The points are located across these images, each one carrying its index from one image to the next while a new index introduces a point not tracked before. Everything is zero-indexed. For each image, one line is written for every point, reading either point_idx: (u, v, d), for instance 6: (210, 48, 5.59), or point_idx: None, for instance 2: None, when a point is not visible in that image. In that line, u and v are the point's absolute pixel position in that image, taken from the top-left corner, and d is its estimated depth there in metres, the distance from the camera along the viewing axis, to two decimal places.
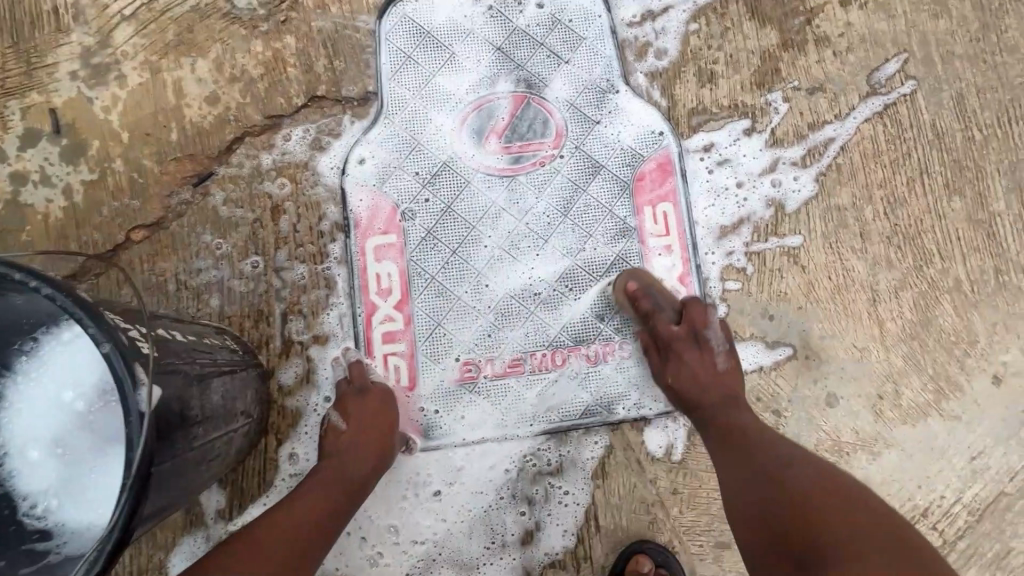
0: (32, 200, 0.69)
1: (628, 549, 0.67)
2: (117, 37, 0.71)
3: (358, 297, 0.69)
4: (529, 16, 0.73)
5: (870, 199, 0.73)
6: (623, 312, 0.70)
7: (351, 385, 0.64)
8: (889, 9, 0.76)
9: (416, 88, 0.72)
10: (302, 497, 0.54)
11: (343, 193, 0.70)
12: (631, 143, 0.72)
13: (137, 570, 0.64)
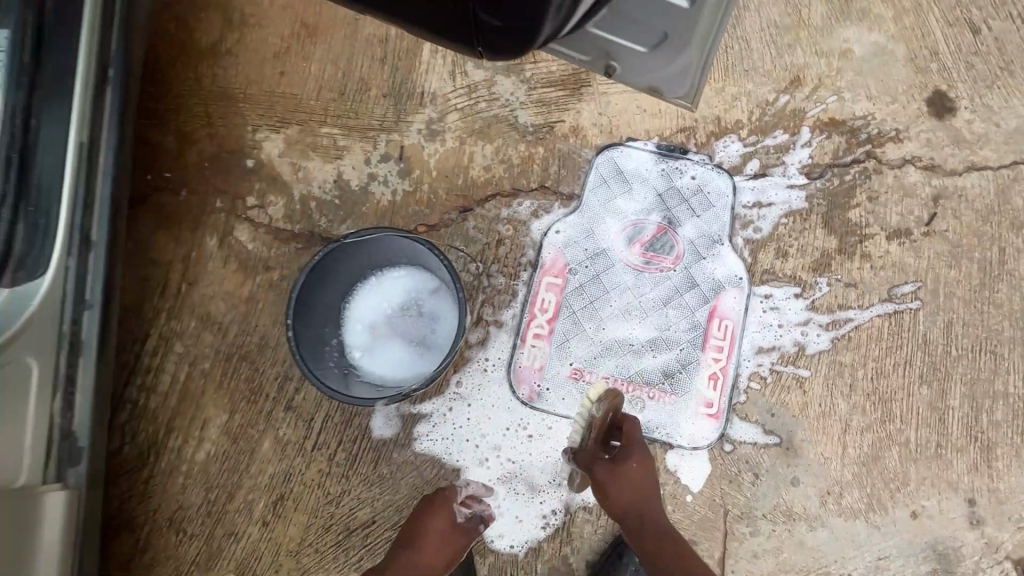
0: (374, 191, 1.21)
1: None
2: (449, 118, 1.23)
3: (527, 307, 1.14)
4: (684, 182, 1.18)
5: (864, 367, 1.10)
6: (679, 376, 1.10)
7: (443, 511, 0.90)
8: (919, 251, 1.14)
9: (603, 201, 1.18)
10: None
11: (540, 246, 1.17)
12: (721, 277, 1.14)
13: (356, 411, 1.10)
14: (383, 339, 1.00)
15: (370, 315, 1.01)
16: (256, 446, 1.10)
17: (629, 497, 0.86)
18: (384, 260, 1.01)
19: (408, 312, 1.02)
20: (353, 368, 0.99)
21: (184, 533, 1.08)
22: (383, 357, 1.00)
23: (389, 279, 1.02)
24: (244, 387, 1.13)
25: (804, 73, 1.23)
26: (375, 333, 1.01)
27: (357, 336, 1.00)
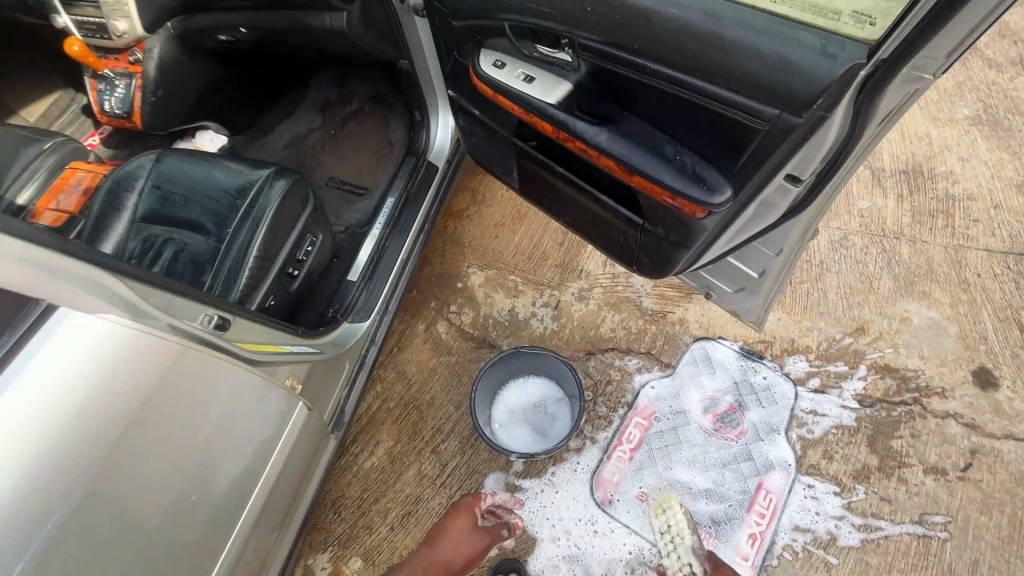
0: (533, 323, 1.76)
1: None
2: (595, 289, 1.80)
3: (618, 434, 1.54)
4: (756, 378, 1.58)
5: (889, 573, 1.30)
6: (725, 526, 1.39)
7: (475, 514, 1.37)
8: (953, 491, 1.37)
9: (692, 375, 1.60)
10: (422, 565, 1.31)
11: (637, 393, 1.59)
12: (774, 459, 1.45)
13: (477, 469, 1.53)
14: (519, 421, 1.46)
15: (514, 402, 1.49)
16: (404, 470, 1.56)
17: None
18: (535, 369, 1.49)
19: (540, 409, 1.47)
20: (495, 435, 1.45)
21: (338, 514, 1.51)
22: (515, 433, 1.45)
23: (532, 382, 1.51)
24: (410, 427, 1.62)
25: (868, 325, 1.63)
26: (514, 415, 1.47)
27: (503, 413, 1.48)
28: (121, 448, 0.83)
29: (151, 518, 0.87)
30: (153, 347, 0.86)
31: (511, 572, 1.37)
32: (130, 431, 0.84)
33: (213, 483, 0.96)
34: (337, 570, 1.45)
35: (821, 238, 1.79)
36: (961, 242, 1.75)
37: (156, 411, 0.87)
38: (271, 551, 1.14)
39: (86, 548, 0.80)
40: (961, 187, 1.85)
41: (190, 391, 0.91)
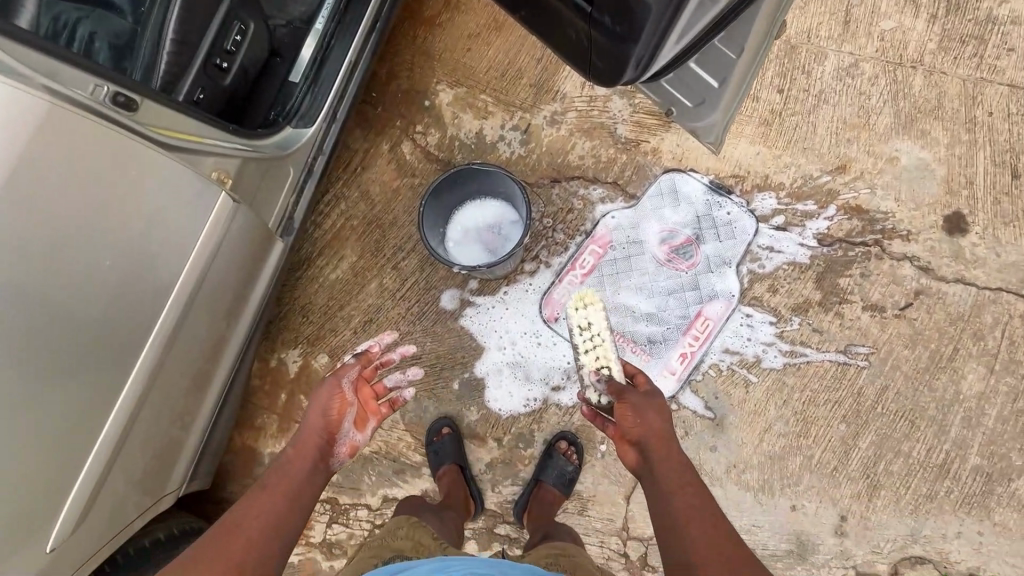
0: (500, 147, 1.69)
1: (568, 431, 1.45)
2: (569, 113, 1.68)
3: (571, 260, 1.56)
4: (720, 214, 1.54)
5: (801, 391, 1.40)
6: (660, 346, 1.48)
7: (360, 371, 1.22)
8: (884, 327, 1.42)
9: (655, 208, 1.57)
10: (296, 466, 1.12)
11: (597, 222, 1.58)
12: (719, 289, 1.49)
13: (434, 285, 1.60)
14: (471, 240, 1.48)
15: (468, 222, 1.49)
16: (366, 283, 1.64)
17: (651, 426, 1.14)
18: (494, 190, 1.47)
19: (493, 230, 1.48)
20: (445, 250, 1.48)
21: (306, 317, 1.63)
22: (468, 251, 1.48)
23: (489, 204, 1.49)
24: (372, 244, 1.66)
25: (850, 164, 1.53)
26: (467, 233, 1.49)
27: (456, 231, 1.49)
28: (22, 214, 0.86)
29: (77, 288, 0.92)
30: (31, 115, 0.86)
31: (443, 427, 1.48)
32: (50, 203, 0.88)
33: (141, 267, 0.99)
34: (306, 363, 1.60)
35: (828, 64, 1.59)
36: (985, 75, 1.55)
37: (53, 184, 0.88)
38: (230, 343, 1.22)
39: (13, 304, 0.87)
40: (1010, 6, 1.57)
41: (91, 167, 0.92)
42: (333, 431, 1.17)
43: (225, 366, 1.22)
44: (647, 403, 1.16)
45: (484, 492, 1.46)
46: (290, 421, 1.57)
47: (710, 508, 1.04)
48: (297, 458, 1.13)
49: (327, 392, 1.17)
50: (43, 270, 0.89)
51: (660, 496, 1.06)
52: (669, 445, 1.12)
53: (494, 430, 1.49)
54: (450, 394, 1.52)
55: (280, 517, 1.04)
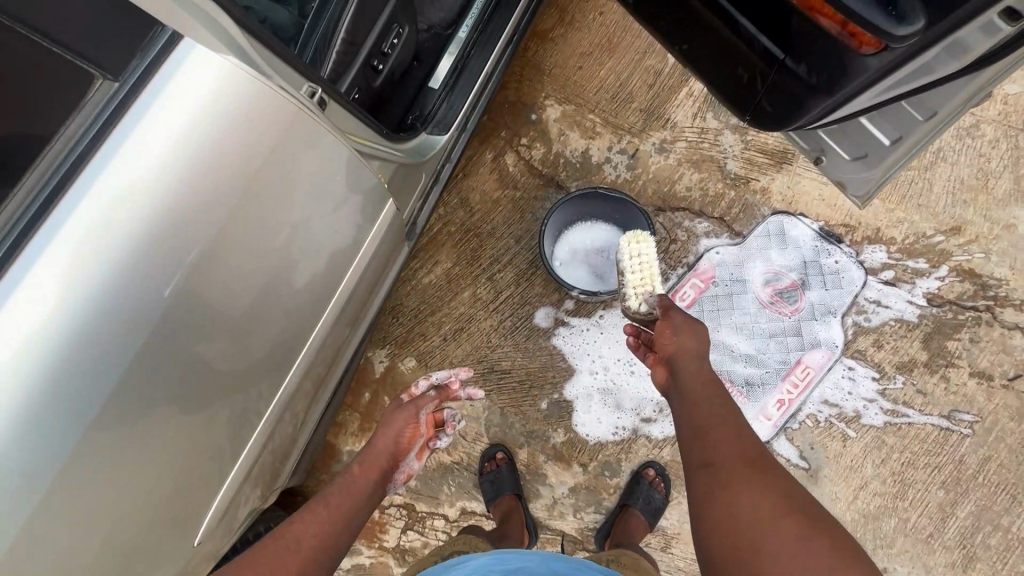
0: (606, 169, 1.68)
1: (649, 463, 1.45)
2: (678, 142, 1.67)
3: (671, 292, 1.55)
4: (828, 261, 1.52)
5: (901, 452, 1.38)
6: (757, 389, 1.46)
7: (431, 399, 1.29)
8: (991, 397, 1.39)
9: (761, 247, 1.55)
10: (355, 487, 1.14)
11: (700, 256, 1.57)
12: (822, 339, 1.47)
13: (529, 301, 1.59)
14: (579, 262, 1.48)
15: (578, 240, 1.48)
16: (460, 291, 1.63)
17: (694, 345, 1.00)
18: (610, 215, 1.47)
19: (602, 254, 1.48)
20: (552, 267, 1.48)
21: (396, 319, 1.63)
22: (576, 273, 1.47)
23: (600, 228, 1.49)
24: (469, 253, 1.66)
25: (966, 226, 1.51)
26: (575, 252, 1.48)
27: (566, 247, 1.48)
28: (224, 211, 0.82)
29: (248, 289, 0.91)
30: (253, 118, 0.80)
31: (497, 454, 1.48)
32: (246, 202, 0.84)
33: (305, 266, 1.00)
34: (393, 364, 1.60)
35: None
36: None
37: (256, 185, 0.84)
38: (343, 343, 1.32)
39: (196, 301, 0.84)
40: None
41: (287, 171, 0.88)
42: (399, 456, 1.23)
43: (340, 363, 1.38)
44: (688, 324, 1.03)
45: (565, 516, 1.45)
46: (371, 421, 1.57)
47: (757, 453, 0.86)
48: (361, 476, 1.16)
49: (402, 420, 1.23)
50: (234, 274, 0.87)
51: (689, 419, 0.93)
52: (704, 370, 0.97)
53: (580, 455, 1.47)
54: (538, 413, 1.51)
55: (337, 528, 1.06)
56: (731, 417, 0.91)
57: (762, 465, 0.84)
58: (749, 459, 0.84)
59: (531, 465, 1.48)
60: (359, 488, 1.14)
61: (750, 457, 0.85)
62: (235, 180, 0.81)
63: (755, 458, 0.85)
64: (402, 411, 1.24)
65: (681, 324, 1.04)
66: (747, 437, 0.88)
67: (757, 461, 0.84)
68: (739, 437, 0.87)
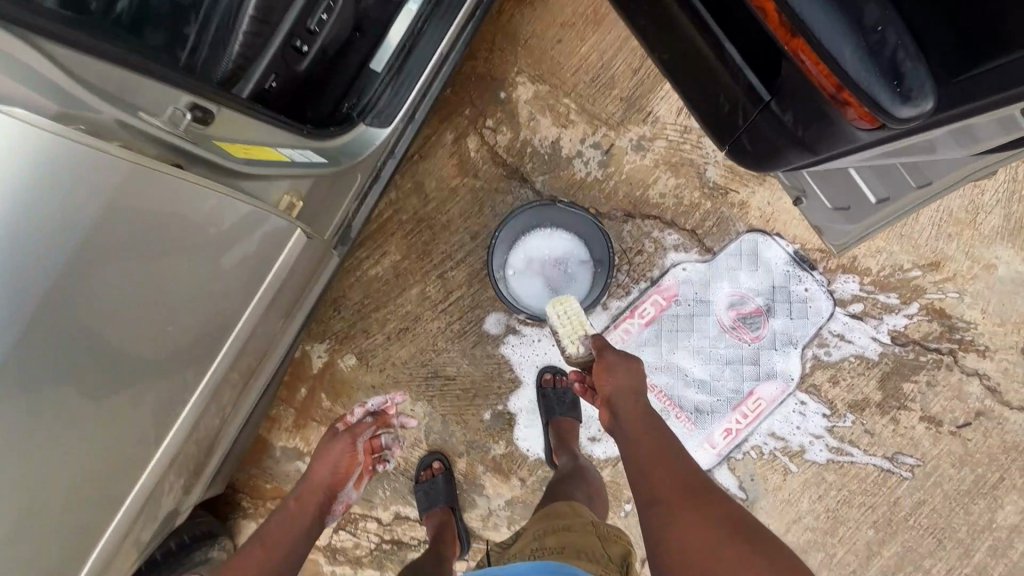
0: (576, 164, 1.52)
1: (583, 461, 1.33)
2: (657, 141, 1.52)
3: (630, 307, 1.46)
4: (797, 288, 1.44)
5: (838, 490, 1.37)
6: (706, 416, 1.42)
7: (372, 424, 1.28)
8: (937, 443, 1.37)
9: (730, 268, 1.46)
10: (293, 521, 1.14)
11: (665, 271, 1.47)
12: (778, 369, 1.42)
13: (480, 305, 1.49)
14: (532, 273, 1.38)
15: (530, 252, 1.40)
16: (407, 287, 1.51)
17: (629, 380, 1.03)
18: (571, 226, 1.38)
19: (557, 266, 1.38)
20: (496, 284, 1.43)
21: (338, 312, 1.52)
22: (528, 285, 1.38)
23: (557, 237, 1.38)
24: (420, 246, 1.53)
25: (946, 262, 1.42)
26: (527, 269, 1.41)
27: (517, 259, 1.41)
28: (89, 259, 0.74)
29: (134, 335, 0.83)
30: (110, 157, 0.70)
31: (433, 462, 1.44)
32: (118, 247, 0.76)
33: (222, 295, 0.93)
34: (332, 360, 1.51)
35: None
36: None
37: (128, 228, 0.76)
38: (274, 333, 1.25)
39: (67, 354, 0.77)
40: None
41: (168, 209, 0.78)
42: (337, 487, 1.22)
43: (274, 356, 1.32)
44: (621, 359, 1.06)
45: (499, 527, 1.43)
46: (306, 417, 1.50)
47: (702, 481, 0.89)
48: (299, 510, 1.16)
49: (339, 449, 1.22)
50: (119, 319, 0.80)
51: (638, 458, 0.93)
52: (641, 403, 1.00)
53: (518, 469, 1.44)
54: (480, 423, 1.46)
55: (271, 563, 1.06)
56: (668, 445, 0.95)
57: (710, 492, 0.87)
58: (703, 488, 0.87)
59: (469, 475, 1.45)
60: (300, 526, 1.14)
61: (700, 486, 0.87)
62: (99, 224, 0.73)
63: (706, 488, 0.87)
64: (338, 441, 1.22)
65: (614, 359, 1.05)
66: (689, 466, 0.91)
67: (711, 490, 0.87)
68: (684, 466, 0.91)
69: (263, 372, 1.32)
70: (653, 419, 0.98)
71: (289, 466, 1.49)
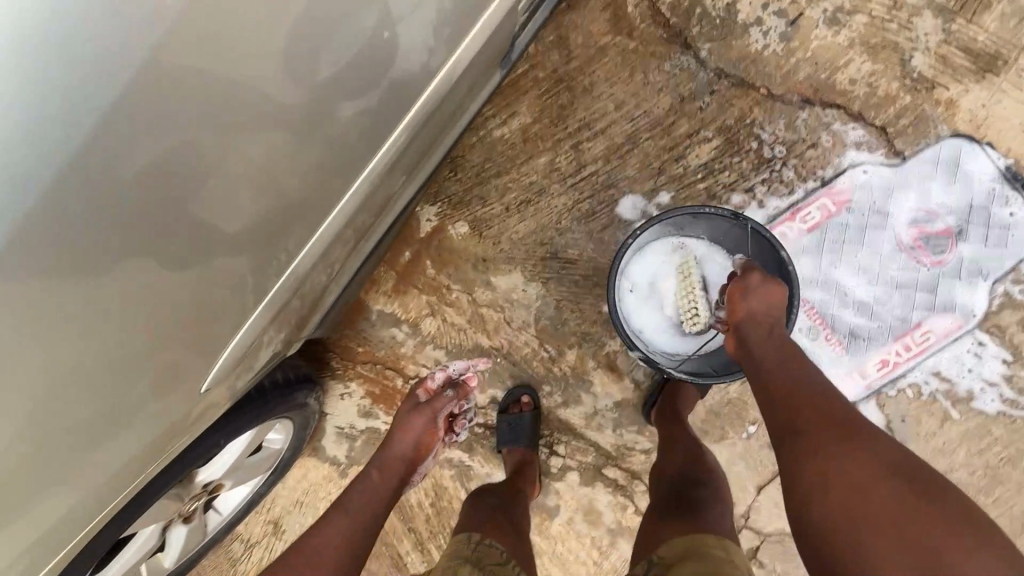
0: (751, 34, 1.29)
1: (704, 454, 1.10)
2: (857, 15, 1.26)
3: (792, 207, 1.26)
4: (999, 212, 1.21)
5: (1004, 446, 1.19)
6: (862, 344, 1.23)
7: (456, 390, 1.21)
8: None
9: (922, 178, 1.23)
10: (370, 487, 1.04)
11: (840, 172, 1.25)
12: (957, 302, 1.21)
13: (616, 183, 1.31)
14: (657, 296, 1.26)
15: (647, 278, 1.27)
16: (534, 154, 1.34)
17: (768, 316, 0.97)
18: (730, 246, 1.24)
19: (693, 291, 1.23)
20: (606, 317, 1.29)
21: (455, 174, 1.36)
22: (653, 305, 1.26)
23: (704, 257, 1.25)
24: (555, 109, 1.34)
25: None
26: (639, 301, 1.26)
27: (630, 283, 1.27)
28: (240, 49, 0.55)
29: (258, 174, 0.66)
30: None
31: (522, 396, 1.31)
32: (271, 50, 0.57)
33: (346, 161, 0.80)
34: (442, 225, 1.36)
35: None
36: None
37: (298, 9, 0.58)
38: (403, 181, 1.07)
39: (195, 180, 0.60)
40: None
41: None
42: (417, 459, 1.13)
43: (388, 216, 1.14)
44: (761, 288, 1.00)
45: (603, 429, 1.30)
46: (407, 283, 1.37)
47: (905, 468, 0.66)
48: (381, 479, 1.06)
49: (417, 412, 1.13)
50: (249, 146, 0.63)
51: (786, 384, 0.84)
52: (779, 337, 0.93)
53: (633, 370, 1.30)
54: (598, 315, 1.31)
55: (356, 538, 0.95)
56: (853, 413, 0.76)
57: (914, 483, 0.64)
58: (902, 473, 0.65)
59: (577, 368, 1.31)
60: (381, 495, 1.03)
61: (899, 471, 0.65)
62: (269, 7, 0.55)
63: (908, 478, 0.64)
64: (415, 408, 1.14)
65: (754, 290, 1.00)
66: (877, 440, 0.71)
67: (899, 469, 0.65)
68: (870, 430, 0.73)
69: (380, 224, 1.14)
70: (830, 384, 0.82)
71: (384, 331, 1.38)
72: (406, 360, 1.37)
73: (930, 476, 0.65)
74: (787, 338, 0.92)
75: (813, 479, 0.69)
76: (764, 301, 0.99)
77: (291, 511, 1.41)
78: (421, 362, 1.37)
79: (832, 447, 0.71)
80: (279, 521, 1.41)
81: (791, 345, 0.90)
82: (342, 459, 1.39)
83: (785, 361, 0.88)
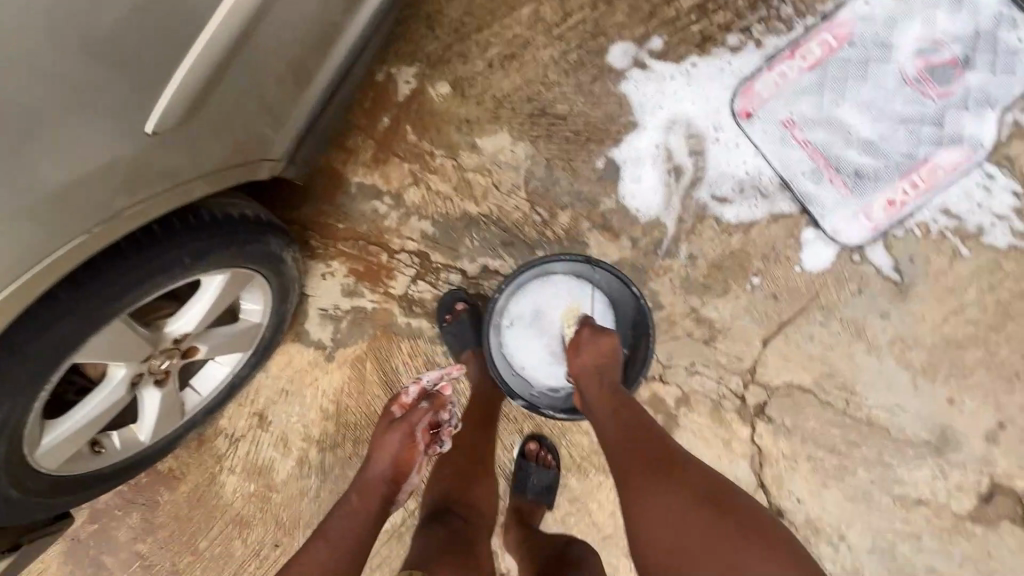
0: None
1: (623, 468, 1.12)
2: None
3: (792, 44, 1.19)
4: (1007, 37, 1.15)
5: (1016, 281, 1.15)
6: (867, 184, 1.18)
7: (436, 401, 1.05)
8: None
9: (926, 7, 1.17)
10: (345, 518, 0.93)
11: (841, 5, 1.18)
12: (966, 134, 1.16)
13: (606, 31, 1.23)
14: (535, 334, 1.22)
15: (526, 309, 1.22)
16: (517, 5, 1.25)
17: (597, 369, 1.03)
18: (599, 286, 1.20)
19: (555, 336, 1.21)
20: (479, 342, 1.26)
21: (433, 32, 1.27)
22: (523, 350, 1.22)
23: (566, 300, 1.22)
24: None
25: None
26: (523, 335, 1.21)
27: (509, 319, 1.22)
28: None
29: None
30: None
31: (456, 303, 1.24)
32: None
33: None
34: (421, 88, 1.28)
35: None
36: None
37: None
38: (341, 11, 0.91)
39: None
40: None
41: None
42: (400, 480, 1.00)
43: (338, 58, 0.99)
44: (591, 339, 1.06)
45: None
46: (387, 152, 1.29)
47: (699, 478, 0.83)
48: (361, 508, 0.95)
49: (393, 435, 0.99)
50: None
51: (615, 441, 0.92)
52: (606, 382, 1.01)
53: (629, 228, 1.23)
54: (591, 174, 1.24)
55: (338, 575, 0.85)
56: (658, 442, 0.90)
57: (697, 487, 0.81)
58: (706, 483, 0.82)
59: (571, 231, 1.25)
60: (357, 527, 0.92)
61: (693, 480, 0.82)
62: None
63: (696, 483, 0.82)
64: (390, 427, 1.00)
65: (583, 347, 1.05)
66: (677, 459, 0.86)
67: (691, 477, 0.83)
68: (673, 451, 0.88)
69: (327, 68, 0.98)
70: (634, 420, 0.94)
71: (365, 205, 1.30)
72: (390, 234, 1.29)
73: (726, 488, 0.81)
74: (618, 389, 1.00)
75: (659, 532, 0.78)
76: (602, 351, 1.04)
77: (276, 401, 1.33)
78: (406, 236, 1.29)
79: (650, 493, 0.82)
80: (264, 413, 1.33)
81: (607, 393, 1.00)
82: (328, 343, 1.31)
83: (623, 412, 0.95)
